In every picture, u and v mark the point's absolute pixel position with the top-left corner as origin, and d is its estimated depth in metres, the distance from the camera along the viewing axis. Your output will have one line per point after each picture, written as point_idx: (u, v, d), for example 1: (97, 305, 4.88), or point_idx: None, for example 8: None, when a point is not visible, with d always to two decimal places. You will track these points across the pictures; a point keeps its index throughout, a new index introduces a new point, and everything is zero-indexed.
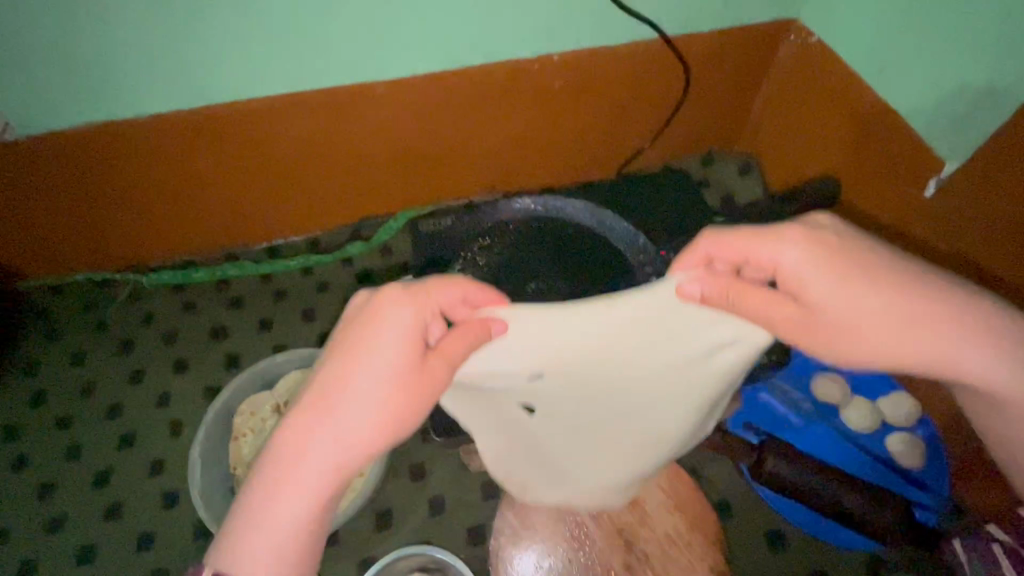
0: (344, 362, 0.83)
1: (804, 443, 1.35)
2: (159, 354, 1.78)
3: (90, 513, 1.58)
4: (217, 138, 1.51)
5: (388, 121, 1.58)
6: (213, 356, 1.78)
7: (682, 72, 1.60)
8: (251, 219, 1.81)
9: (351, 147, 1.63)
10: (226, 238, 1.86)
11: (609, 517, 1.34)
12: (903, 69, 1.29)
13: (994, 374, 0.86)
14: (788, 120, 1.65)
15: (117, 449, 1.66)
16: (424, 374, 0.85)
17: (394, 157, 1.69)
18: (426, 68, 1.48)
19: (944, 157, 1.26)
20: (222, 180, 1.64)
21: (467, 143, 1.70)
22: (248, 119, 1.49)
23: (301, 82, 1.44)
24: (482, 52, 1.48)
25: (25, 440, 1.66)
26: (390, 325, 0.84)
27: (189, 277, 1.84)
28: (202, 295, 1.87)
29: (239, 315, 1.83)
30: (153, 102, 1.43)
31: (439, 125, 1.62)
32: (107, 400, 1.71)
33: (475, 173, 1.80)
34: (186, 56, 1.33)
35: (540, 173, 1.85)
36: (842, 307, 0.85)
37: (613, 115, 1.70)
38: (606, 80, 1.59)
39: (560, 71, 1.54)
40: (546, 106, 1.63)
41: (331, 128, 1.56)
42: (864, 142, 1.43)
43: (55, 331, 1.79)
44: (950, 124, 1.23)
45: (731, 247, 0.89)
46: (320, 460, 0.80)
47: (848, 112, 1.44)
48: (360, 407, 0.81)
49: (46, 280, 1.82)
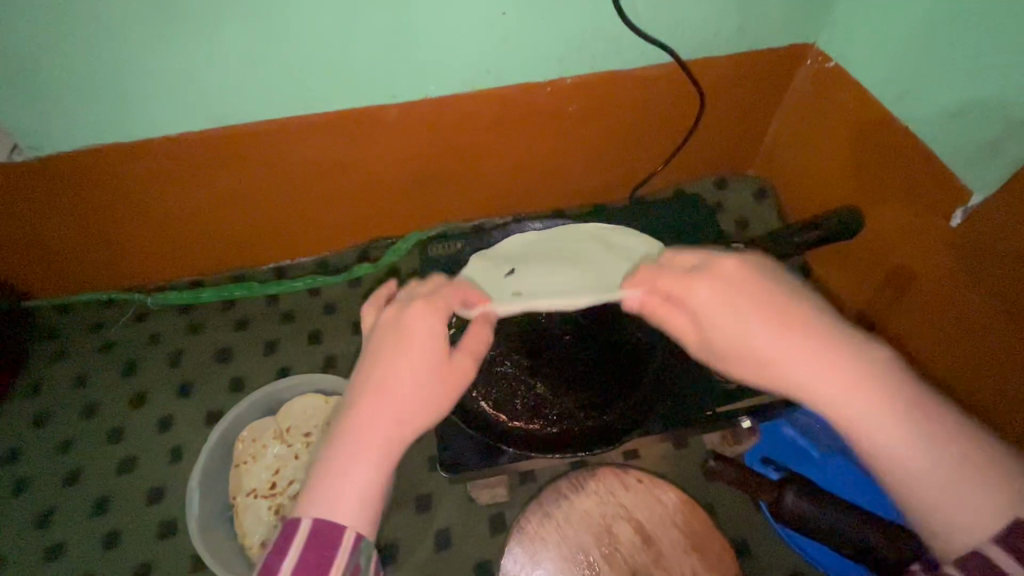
0: (382, 350, 0.92)
1: (822, 475, 1.63)
2: (205, 371, 2.03)
3: (147, 530, 1.78)
4: (255, 158, 1.70)
5: (393, 147, 1.76)
6: (253, 371, 2.03)
7: (696, 100, 1.82)
8: (273, 217, 1.93)
9: (365, 153, 1.76)
10: (235, 246, 2.02)
11: (623, 558, 1.36)
12: (920, 94, 1.46)
13: (895, 452, 0.75)
14: (807, 150, 1.88)
15: (168, 463, 1.89)
16: (450, 372, 0.95)
17: (416, 172, 1.87)
18: (438, 91, 1.64)
19: (970, 189, 1.40)
20: (247, 191, 1.80)
21: (487, 159, 1.89)
22: (282, 136, 1.65)
23: (313, 104, 1.60)
24: (500, 77, 1.64)
25: (89, 455, 1.90)
26: (424, 312, 0.95)
27: (197, 297, 2.09)
28: (211, 317, 2.11)
29: (263, 329, 2.08)
30: (162, 117, 1.54)
31: (455, 142, 1.79)
32: (160, 414, 1.96)
33: (493, 180, 1.98)
34: (190, 75, 1.44)
35: (560, 186, 2.07)
36: (750, 333, 0.82)
37: (630, 134, 1.91)
38: (617, 104, 1.78)
39: (575, 95, 1.73)
40: (562, 127, 1.82)
41: (364, 133, 1.70)
42: (867, 159, 1.66)
43: (110, 345, 2.07)
44: (971, 153, 1.37)
45: (652, 281, 0.98)
46: (396, 410, 0.88)
47: (852, 139, 1.69)
48: (417, 380, 0.90)
49: (96, 297, 2.09)
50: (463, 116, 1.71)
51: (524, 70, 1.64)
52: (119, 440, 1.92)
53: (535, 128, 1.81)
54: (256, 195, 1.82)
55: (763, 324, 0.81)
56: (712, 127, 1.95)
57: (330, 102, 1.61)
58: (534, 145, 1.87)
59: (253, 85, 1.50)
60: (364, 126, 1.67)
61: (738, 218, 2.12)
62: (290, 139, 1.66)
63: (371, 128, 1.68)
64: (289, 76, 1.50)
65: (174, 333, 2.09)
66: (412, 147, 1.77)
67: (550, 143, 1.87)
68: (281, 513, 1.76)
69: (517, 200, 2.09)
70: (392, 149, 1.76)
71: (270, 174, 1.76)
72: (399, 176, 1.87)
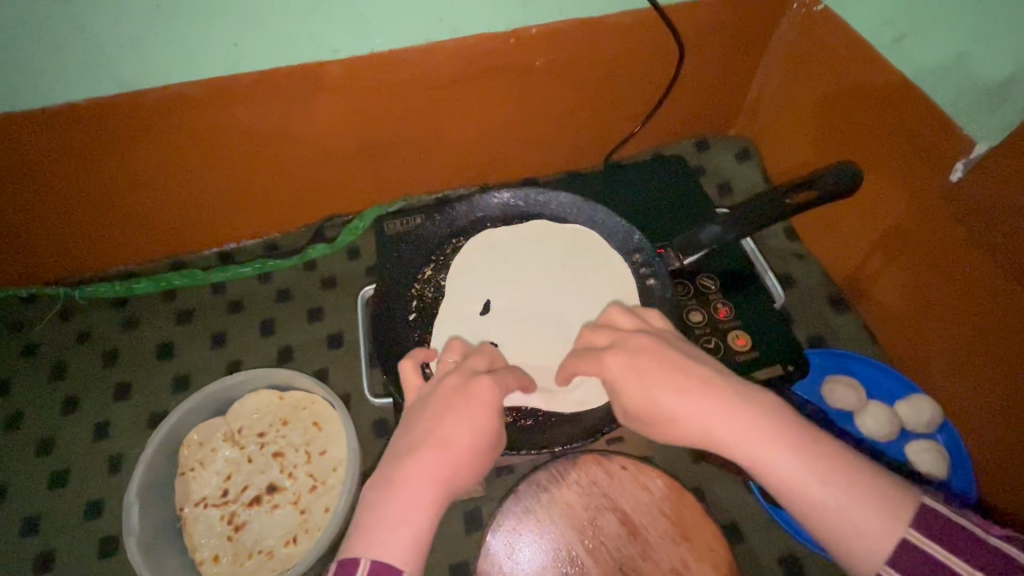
0: (438, 410, 0.93)
1: None
2: (145, 369, 1.78)
3: (82, 550, 1.55)
4: (198, 130, 1.48)
5: (342, 113, 1.55)
6: (200, 368, 1.79)
7: (676, 51, 1.63)
8: (214, 199, 1.71)
9: (311, 121, 1.55)
10: (174, 232, 1.79)
11: (609, 552, 1.20)
12: (916, 37, 1.31)
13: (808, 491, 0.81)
14: (795, 105, 1.71)
15: (106, 474, 1.65)
16: (490, 450, 0.95)
17: (369, 140, 1.66)
18: (386, 44, 1.42)
19: (972, 139, 1.22)
20: (190, 169, 1.59)
21: (446, 123, 1.68)
22: (215, 102, 1.42)
23: (241, 61, 1.36)
24: (455, 25, 1.42)
25: (12, 468, 1.65)
26: (484, 382, 0.97)
27: (131, 288, 1.83)
28: (149, 309, 1.86)
29: (209, 321, 1.85)
30: (57, 77, 1.29)
31: (409, 105, 1.58)
32: (94, 419, 1.71)
33: (455, 147, 1.78)
34: (81, 21, 1.19)
35: (530, 152, 1.88)
36: (661, 404, 0.90)
37: (605, 91, 1.72)
38: (590, 58, 1.59)
39: (541, 47, 1.52)
40: (528, 84, 1.62)
41: (307, 98, 1.48)
42: (859, 112, 1.50)
43: (32, 346, 1.79)
44: (978, 100, 1.20)
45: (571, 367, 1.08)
46: (440, 461, 0.88)
47: (844, 91, 1.52)
48: (464, 431, 0.91)
49: (15, 293, 1.82)
50: (420, 75, 1.50)
51: (482, 18, 1.42)
52: (46, 453, 1.67)
53: (499, 86, 1.60)
54: (203, 175, 1.62)
55: (680, 393, 0.89)
56: (693, 80, 1.76)
57: (257, 56, 1.37)
58: (495, 104, 1.66)
59: (165, 34, 1.26)
60: (316, 89, 1.46)
61: (720, 179, 1.94)
62: (243, 112, 1.47)
63: (321, 92, 1.47)
64: (204, 24, 1.26)
65: (108, 328, 1.82)
66: (366, 112, 1.57)
67: (511, 99, 1.66)
68: (233, 523, 1.55)
69: (478, 167, 1.89)
70: (340, 112, 1.54)
71: (223, 150, 1.56)
72: (349, 145, 1.66)
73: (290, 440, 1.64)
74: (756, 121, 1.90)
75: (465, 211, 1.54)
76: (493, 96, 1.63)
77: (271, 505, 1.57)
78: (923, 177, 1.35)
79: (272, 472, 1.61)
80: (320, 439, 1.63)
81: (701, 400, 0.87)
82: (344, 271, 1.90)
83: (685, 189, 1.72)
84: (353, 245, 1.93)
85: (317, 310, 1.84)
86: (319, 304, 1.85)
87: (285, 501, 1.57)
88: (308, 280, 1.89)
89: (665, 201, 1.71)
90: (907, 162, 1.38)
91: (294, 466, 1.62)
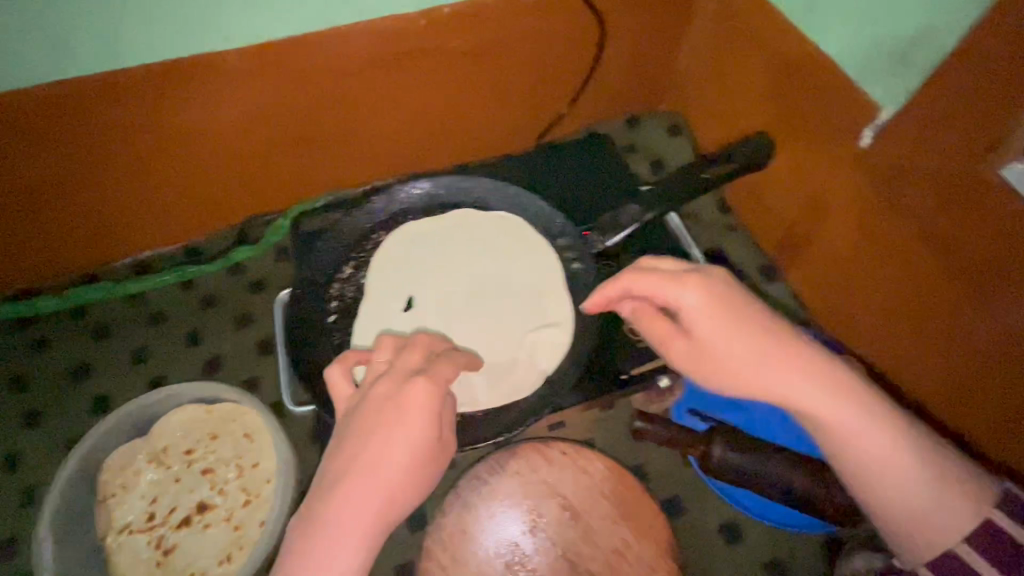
0: (364, 424, 0.87)
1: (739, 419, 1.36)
2: (48, 395, 1.53)
3: None
4: (76, 140, 1.32)
5: (240, 104, 1.40)
6: (101, 392, 1.54)
7: (596, 24, 1.57)
8: (104, 216, 1.51)
9: (210, 123, 1.41)
10: (55, 256, 1.55)
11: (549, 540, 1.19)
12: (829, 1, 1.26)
13: (871, 444, 0.86)
14: (715, 82, 1.65)
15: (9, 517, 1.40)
16: (433, 460, 0.89)
17: (277, 139, 1.53)
18: (268, 25, 1.31)
19: (879, 103, 1.19)
20: (72, 184, 1.40)
21: (353, 117, 1.56)
22: (86, 101, 1.27)
23: (117, 55, 1.24)
24: (343, 4, 1.33)
25: None
26: (416, 390, 0.88)
27: (22, 309, 1.56)
28: (55, 327, 1.59)
29: (120, 340, 1.59)
30: None
31: (312, 98, 1.46)
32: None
33: (369, 141, 1.65)
34: None
35: (450, 141, 1.76)
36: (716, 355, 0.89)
37: (523, 66, 1.61)
38: (505, 36, 1.51)
39: (451, 27, 1.44)
40: (438, 69, 1.52)
41: (190, 92, 1.33)
42: (777, 83, 1.43)
43: None
44: (888, 61, 1.17)
45: (645, 283, 0.94)
46: (383, 474, 0.84)
47: (758, 61, 1.47)
48: (400, 445, 0.85)
49: None
50: (318, 65, 1.40)
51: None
52: None
53: (409, 75, 1.51)
54: (107, 193, 1.46)
55: (740, 335, 0.88)
56: (619, 52, 1.68)
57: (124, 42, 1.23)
58: (403, 94, 1.56)
59: (18, 31, 1.14)
60: (217, 83, 1.34)
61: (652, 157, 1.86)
62: (137, 112, 1.33)
63: (214, 83, 1.34)
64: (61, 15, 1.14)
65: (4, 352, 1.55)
66: (271, 114, 1.46)
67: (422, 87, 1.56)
68: (162, 548, 1.34)
69: (402, 161, 1.76)
70: (239, 114, 1.42)
71: (130, 160, 1.41)
72: (252, 150, 1.53)
73: (220, 455, 1.43)
74: (682, 96, 1.83)
75: (381, 203, 1.48)
76: (402, 83, 1.53)
77: (202, 526, 1.36)
78: (834, 142, 1.30)
79: (201, 491, 1.40)
80: (253, 450, 1.43)
81: (743, 342, 0.87)
82: (275, 275, 1.69)
83: (609, 174, 1.66)
84: (278, 244, 1.71)
85: (250, 316, 1.63)
86: (257, 312, 1.64)
87: (218, 520, 1.36)
88: (231, 286, 1.67)
89: (593, 183, 1.65)
90: (828, 140, 1.32)
91: (225, 481, 1.40)
